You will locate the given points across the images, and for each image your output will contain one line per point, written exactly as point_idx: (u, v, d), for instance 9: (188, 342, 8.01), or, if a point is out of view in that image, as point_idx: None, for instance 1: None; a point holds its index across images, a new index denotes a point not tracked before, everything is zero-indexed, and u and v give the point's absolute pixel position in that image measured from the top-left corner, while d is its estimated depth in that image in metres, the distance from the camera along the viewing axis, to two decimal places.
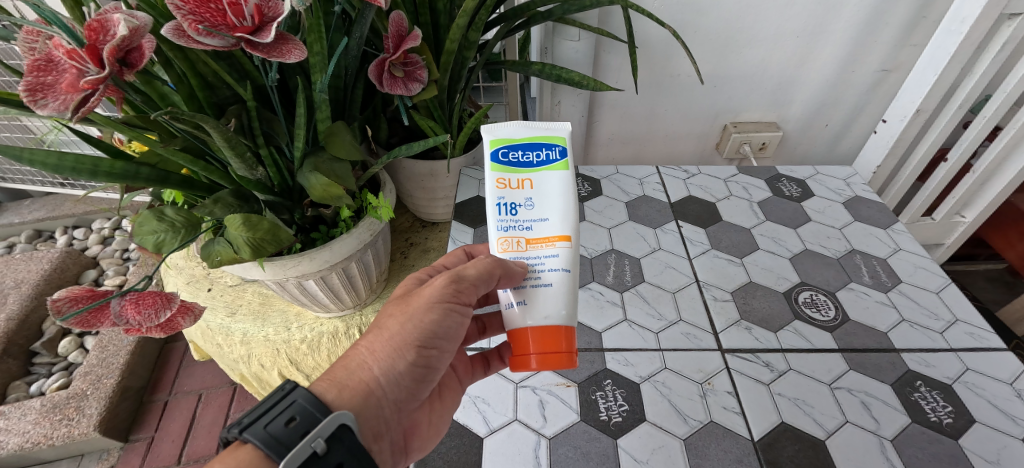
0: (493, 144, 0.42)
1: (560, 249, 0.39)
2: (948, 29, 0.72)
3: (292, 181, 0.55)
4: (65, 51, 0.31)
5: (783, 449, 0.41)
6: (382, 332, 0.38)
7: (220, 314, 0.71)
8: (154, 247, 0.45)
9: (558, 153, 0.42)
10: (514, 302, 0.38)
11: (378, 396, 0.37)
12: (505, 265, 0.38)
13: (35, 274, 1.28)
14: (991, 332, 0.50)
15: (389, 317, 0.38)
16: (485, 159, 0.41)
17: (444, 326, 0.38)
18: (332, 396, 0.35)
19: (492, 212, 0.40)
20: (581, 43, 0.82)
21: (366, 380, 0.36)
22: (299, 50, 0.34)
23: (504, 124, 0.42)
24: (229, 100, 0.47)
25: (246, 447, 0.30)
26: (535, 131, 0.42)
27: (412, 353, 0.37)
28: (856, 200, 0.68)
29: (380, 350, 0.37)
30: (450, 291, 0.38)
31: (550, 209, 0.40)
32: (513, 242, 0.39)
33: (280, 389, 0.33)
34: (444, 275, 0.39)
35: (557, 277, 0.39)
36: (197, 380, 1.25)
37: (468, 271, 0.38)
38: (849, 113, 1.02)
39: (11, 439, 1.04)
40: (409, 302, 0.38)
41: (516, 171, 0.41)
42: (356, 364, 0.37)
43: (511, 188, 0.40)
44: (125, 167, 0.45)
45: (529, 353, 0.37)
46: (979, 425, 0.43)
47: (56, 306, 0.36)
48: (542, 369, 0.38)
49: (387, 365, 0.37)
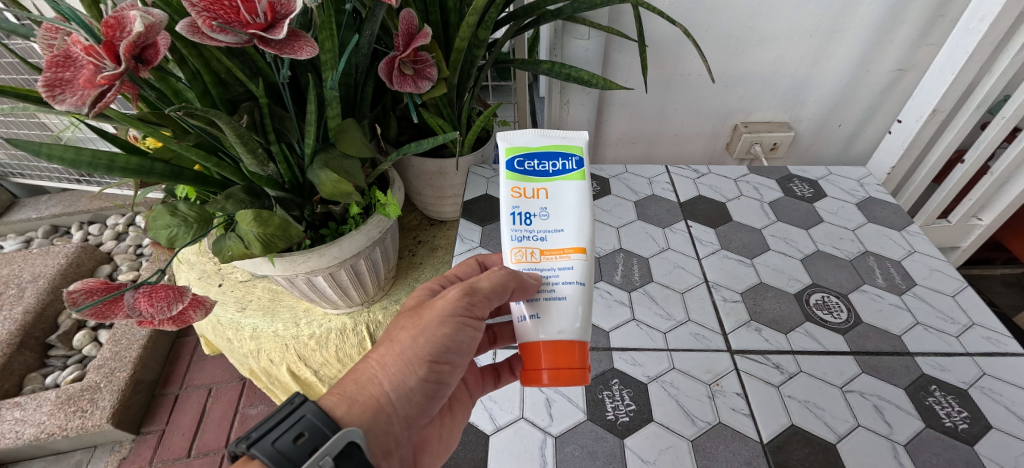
0: (509, 152, 0.42)
1: (575, 262, 0.39)
2: (966, 28, 0.71)
3: (303, 177, 0.56)
4: (82, 47, 0.32)
5: (793, 452, 0.41)
6: (393, 346, 0.37)
7: (231, 308, 0.72)
8: (167, 241, 0.45)
9: (574, 163, 0.42)
10: (527, 316, 0.38)
11: (389, 412, 0.36)
12: (519, 277, 0.37)
13: (52, 268, 1.31)
14: (1010, 337, 0.49)
15: (400, 330, 0.38)
16: (501, 168, 0.42)
17: (456, 341, 0.37)
18: (342, 412, 0.35)
19: (506, 221, 0.40)
20: (591, 42, 0.82)
21: (377, 395, 0.36)
22: (311, 46, 0.35)
23: (521, 133, 0.43)
24: (241, 96, 0.48)
25: (255, 462, 0.30)
26: (552, 140, 0.43)
27: (424, 369, 0.37)
28: (869, 201, 0.67)
29: (391, 365, 0.37)
30: (463, 305, 0.37)
31: (565, 220, 0.40)
32: (527, 252, 0.39)
33: (290, 401, 0.32)
34: (457, 288, 0.38)
35: (572, 290, 0.38)
36: (207, 374, 1.26)
37: (482, 284, 0.37)
38: (864, 114, 1.00)
39: (27, 430, 1.06)
40: (421, 315, 0.38)
41: (532, 180, 0.41)
42: (367, 379, 0.36)
43: (526, 198, 0.41)
44: (139, 162, 0.46)
45: (541, 368, 0.37)
46: (995, 431, 0.42)
47: (72, 298, 0.36)
48: (555, 385, 0.37)
49: (399, 381, 0.36)
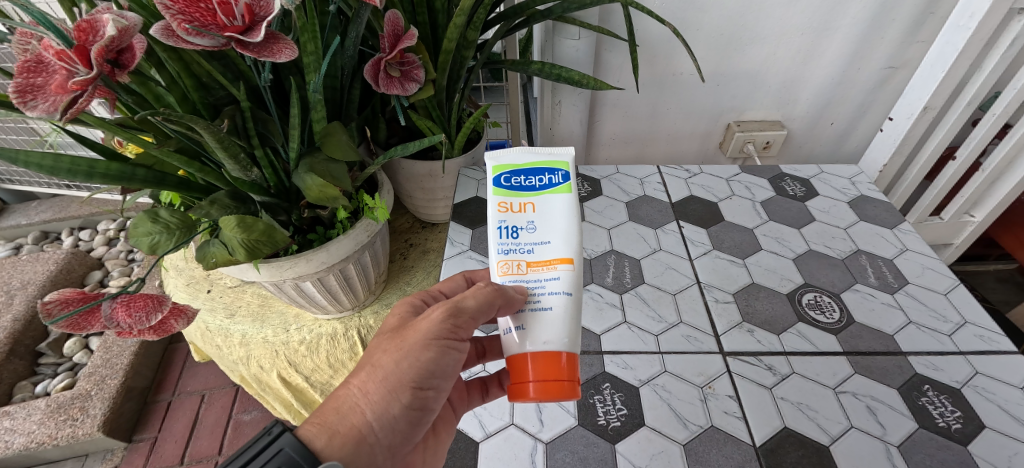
0: (496, 170, 0.42)
1: (562, 272, 0.38)
2: (956, 25, 0.71)
3: (289, 181, 0.55)
4: (54, 51, 0.31)
5: (786, 455, 0.40)
6: (375, 371, 0.36)
7: (220, 315, 0.71)
8: (149, 248, 0.44)
9: (560, 177, 0.42)
10: (513, 328, 0.37)
11: (371, 442, 0.35)
12: (506, 293, 0.36)
13: (42, 274, 1.29)
14: (1002, 334, 0.49)
15: (383, 353, 0.37)
16: (487, 184, 0.42)
17: (440, 365, 0.36)
18: (321, 444, 0.34)
19: (493, 235, 0.40)
20: (582, 42, 0.81)
21: (359, 424, 0.35)
22: (290, 49, 0.34)
23: (507, 151, 0.44)
24: (223, 100, 0.47)
25: None
26: (538, 156, 0.43)
27: (407, 395, 0.36)
28: (862, 200, 0.67)
29: (373, 392, 0.35)
30: (448, 327, 0.36)
31: (552, 232, 0.39)
32: (513, 265, 0.38)
33: (268, 431, 0.32)
34: (441, 308, 0.37)
35: (558, 300, 0.37)
36: (200, 380, 1.25)
37: (468, 302, 0.36)
38: (855, 111, 1.00)
39: (17, 439, 1.05)
40: (404, 337, 0.37)
41: (519, 195, 0.41)
42: (348, 407, 0.35)
43: (513, 211, 0.40)
44: (121, 168, 0.45)
45: (528, 381, 0.35)
46: (989, 431, 0.42)
47: (46, 309, 0.35)
48: (543, 399, 0.35)
49: (381, 409, 0.35)
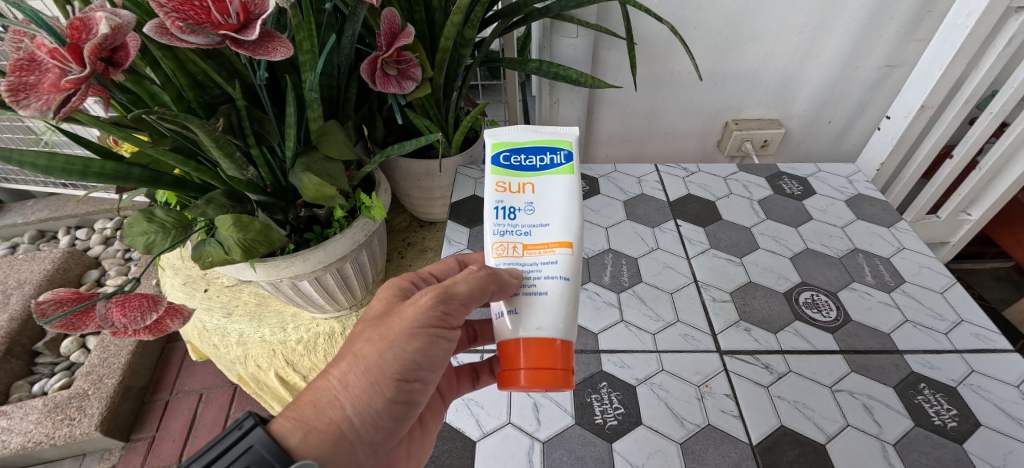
0: (496, 148, 0.42)
1: (559, 256, 0.38)
2: (953, 23, 0.71)
3: (286, 180, 0.55)
4: (47, 50, 0.31)
5: (783, 454, 0.40)
6: (357, 364, 0.35)
7: (217, 314, 0.71)
8: (144, 248, 0.44)
9: (562, 157, 0.42)
10: (506, 311, 0.37)
11: (351, 438, 0.35)
12: (498, 278, 0.36)
13: (38, 274, 1.29)
14: (998, 333, 0.49)
15: (365, 344, 0.36)
16: (487, 163, 0.42)
17: (427, 357, 0.36)
18: (296, 441, 0.33)
19: (490, 214, 0.40)
20: (580, 40, 0.81)
21: (337, 420, 0.34)
22: (285, 47, 0.34)
23: (510, 130, 0.43)
24: (218, 99, 0.47)
25: None
26: (539, 136, 0.43)
27: (391, 388, 0.35)
28: (859, 198, 0.67)
29: (355, 386, 0.35)
30: (436, 315, 0.36)
31: (551, 215, 0.39)
32: (509, 247, 0.38)
33: (239, 426, 0.31)
34: (430, 294, 0.36)
35: (554, 285, 0.37)
36: (198, 380, 1.25)
37: (458, 288, 0.36)
38: (853, 110, 1.00)
39: (14, 439, 1.05)
40: (389, 326, 0.36)
41: (518, 175, 0.41)
42: (326, 402, 0.34)
43: (511, 192, 0.40)
44: (115, 168, 0.45)
45: (520, 368, 0.35)
46: (984, 429, 0.42)
47: (40, 309, 0.34)
48: (533, 388, 0.34)
49: (363, 404, 0.35)
